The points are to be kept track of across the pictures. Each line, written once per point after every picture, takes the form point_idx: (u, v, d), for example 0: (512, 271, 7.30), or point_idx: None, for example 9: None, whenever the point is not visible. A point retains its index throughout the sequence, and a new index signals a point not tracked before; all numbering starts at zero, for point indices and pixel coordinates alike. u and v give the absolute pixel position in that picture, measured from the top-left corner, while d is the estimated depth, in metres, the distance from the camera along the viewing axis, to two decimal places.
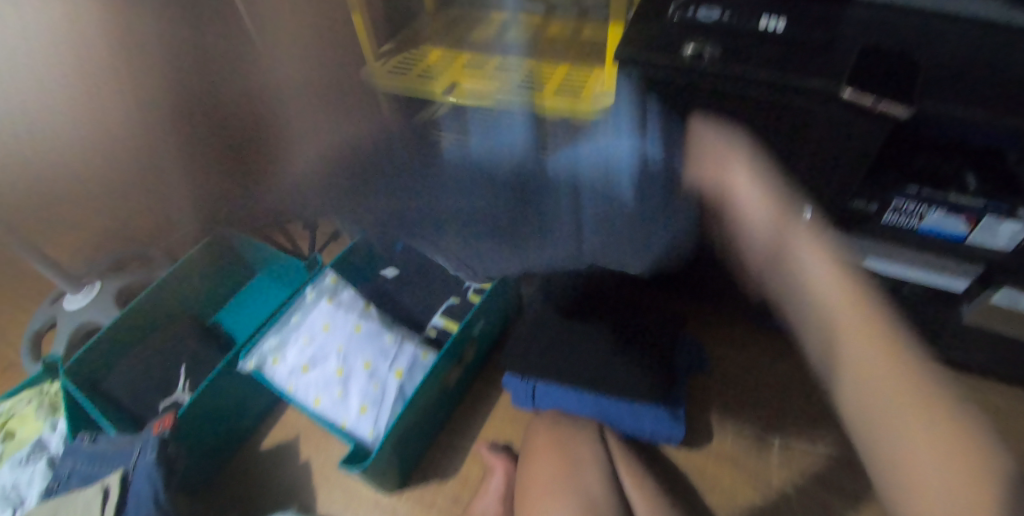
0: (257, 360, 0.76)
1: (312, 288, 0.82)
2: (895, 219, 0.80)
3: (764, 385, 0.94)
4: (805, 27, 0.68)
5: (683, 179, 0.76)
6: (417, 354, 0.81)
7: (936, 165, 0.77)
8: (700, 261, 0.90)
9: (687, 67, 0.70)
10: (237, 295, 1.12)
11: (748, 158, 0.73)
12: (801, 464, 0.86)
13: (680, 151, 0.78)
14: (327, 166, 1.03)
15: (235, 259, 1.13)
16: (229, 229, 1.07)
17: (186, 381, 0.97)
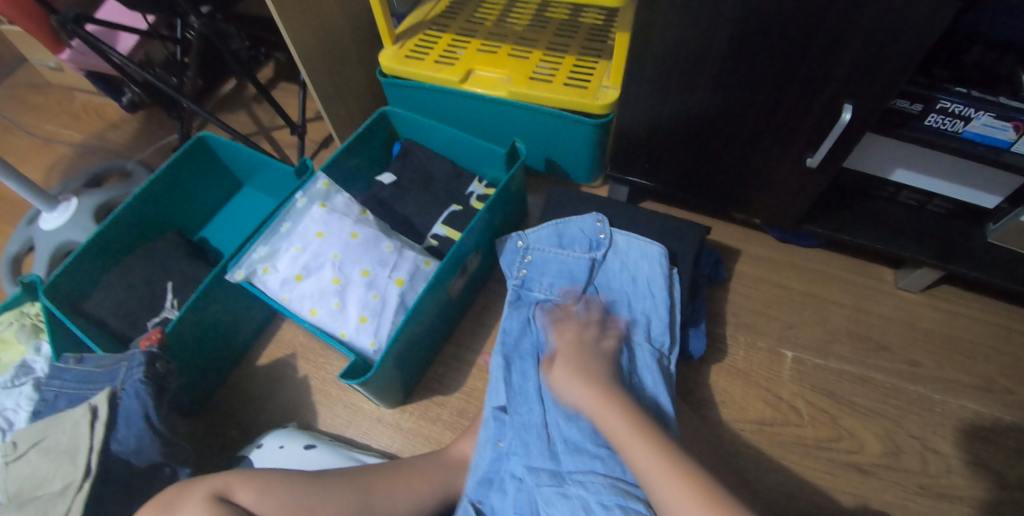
0: (246, 271, 0.72)
1: (302, 193, 0.77)
2: (938, 121, 0.71)
3: (778, 300, 0.91)
4: None
5: (713, 65, 0.70)
6: (418, 263, 0.76)
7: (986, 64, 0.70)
8: (721, 164, 0.84)
9: None
10: (226, 213, 1.07)
11: (777, 47, 0.65)
12: (813, 379, 0.85)
13: (709, 35, 0.67)
14: (304, 64, 0.91)
15: (221, 171, 1.05)
16: (213, 142, 0.99)
17: (174, 298, 0.91)
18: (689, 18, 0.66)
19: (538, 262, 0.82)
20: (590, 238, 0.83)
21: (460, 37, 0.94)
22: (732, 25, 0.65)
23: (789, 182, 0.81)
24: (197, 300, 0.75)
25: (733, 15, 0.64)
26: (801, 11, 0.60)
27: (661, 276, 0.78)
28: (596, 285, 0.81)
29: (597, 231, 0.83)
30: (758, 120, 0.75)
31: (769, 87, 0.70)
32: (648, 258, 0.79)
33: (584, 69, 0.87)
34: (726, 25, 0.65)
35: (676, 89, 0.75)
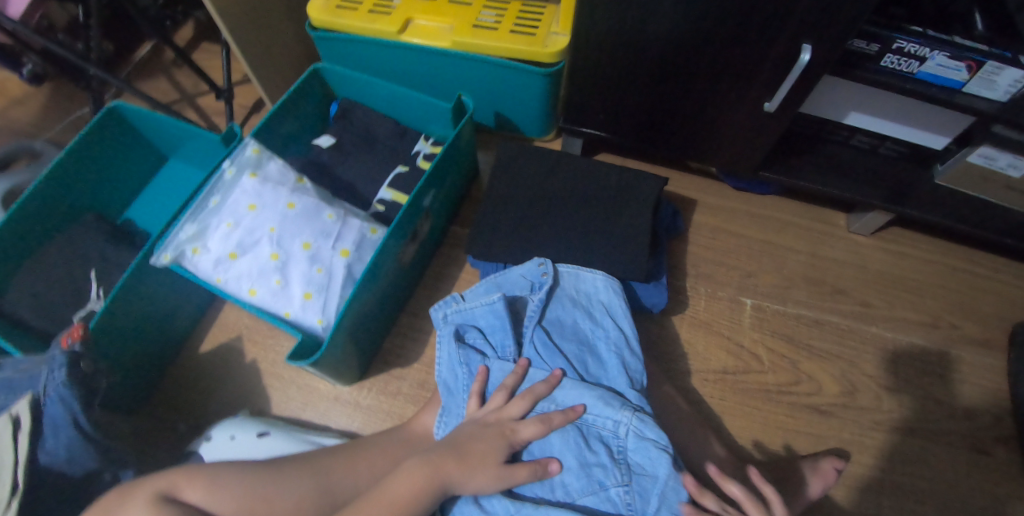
0: (173, 253, 0.65)
1: (230, 163, 0.70)
2: (895, 62, 0.69)
3: (738, 249, 0.91)
4: None
5: (668, 8, 0.66)
6: (364, 229, 0.70)
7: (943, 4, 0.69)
8: (677, 112, 0.80)
9: None
10: (152, 190, 0.97)
11: None
12: (772, 326, 0.86)
13: None
14: (223, 20, 0.82)
15: (140, 144, 0.95)
16: (127, 112, 0.89)
17: (99, 289, 0.83)
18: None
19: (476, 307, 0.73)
20: (532, 280, 0.75)
21: None
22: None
23: (749, 128, 0.78)
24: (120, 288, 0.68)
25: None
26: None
27: (621, 306, 0.74)
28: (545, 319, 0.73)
29: (540, 275, 0.75)
30: (714, 64, 0.71)
31: (727, 29, 0.66)
32: (599, 290, 0.75)
33: (532, 15, 0.81)
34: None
35: (631, 34, 0.71)
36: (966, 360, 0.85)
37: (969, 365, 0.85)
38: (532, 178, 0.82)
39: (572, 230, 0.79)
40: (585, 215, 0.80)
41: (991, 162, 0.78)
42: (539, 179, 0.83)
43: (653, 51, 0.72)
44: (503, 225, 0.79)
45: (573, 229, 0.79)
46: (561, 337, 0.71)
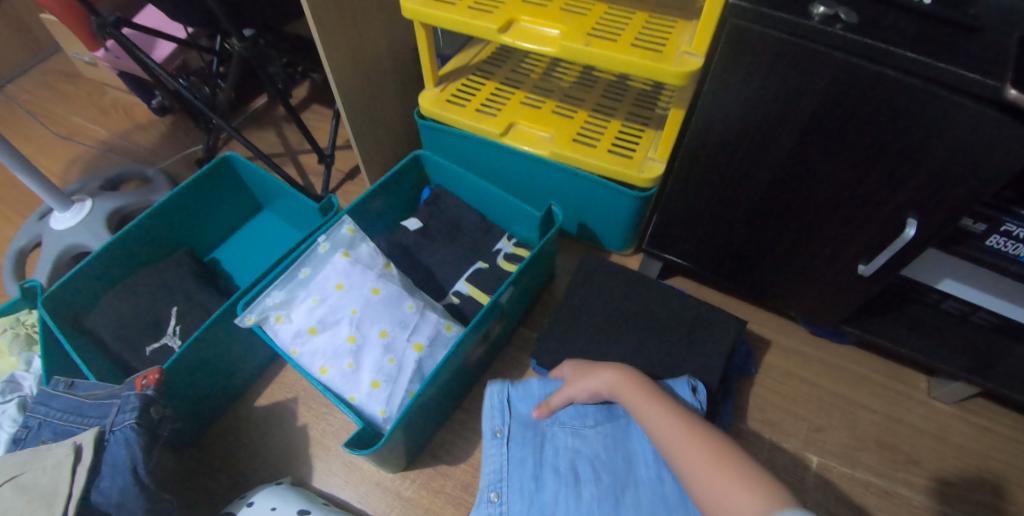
0: (258, 317, 0.68)
1: (326, 239, 0.74)
2: (999, 243, 0.66)
3: (807, 397, 0.87)
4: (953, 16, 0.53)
5: (773, 160, 0.67)
6: (440, 325, 0.71)
7: None
8: (765, 253, 0.80)
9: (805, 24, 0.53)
10: (242, 236, 1.03)
11: (843, 153, 0.62)
12: (837, 490, 0.80)
13: (775, 129, 0.64)
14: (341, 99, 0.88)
15: (242, 193, 1.01)
16: (238, 163, 0.96)
17: (176, 326, 0.85)
18: (757, 110, 0.63)
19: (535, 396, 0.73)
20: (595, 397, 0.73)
21: (504, 88, 0.93)
22: (800, 125, 0.62)
23: (836, 280, 0.77)
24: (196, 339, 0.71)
25: (802, 118, 0.61)
26: (876, 121, 0.57)
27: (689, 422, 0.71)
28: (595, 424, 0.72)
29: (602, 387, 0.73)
30: (811, 218, 0.71)
31: (830, 189, 0.67)
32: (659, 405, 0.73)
33: (630, 138, 0.85)
34: (793, 125, 0.62)
35: (731, 176, 0.72)
36: None
37: None
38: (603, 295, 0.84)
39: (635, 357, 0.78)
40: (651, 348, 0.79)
41: None
42: (612, 299, 0.83)
43: (751, 195, 0.73)
44: (572, 339, 0.80)
45: (641, 356, 0.78)
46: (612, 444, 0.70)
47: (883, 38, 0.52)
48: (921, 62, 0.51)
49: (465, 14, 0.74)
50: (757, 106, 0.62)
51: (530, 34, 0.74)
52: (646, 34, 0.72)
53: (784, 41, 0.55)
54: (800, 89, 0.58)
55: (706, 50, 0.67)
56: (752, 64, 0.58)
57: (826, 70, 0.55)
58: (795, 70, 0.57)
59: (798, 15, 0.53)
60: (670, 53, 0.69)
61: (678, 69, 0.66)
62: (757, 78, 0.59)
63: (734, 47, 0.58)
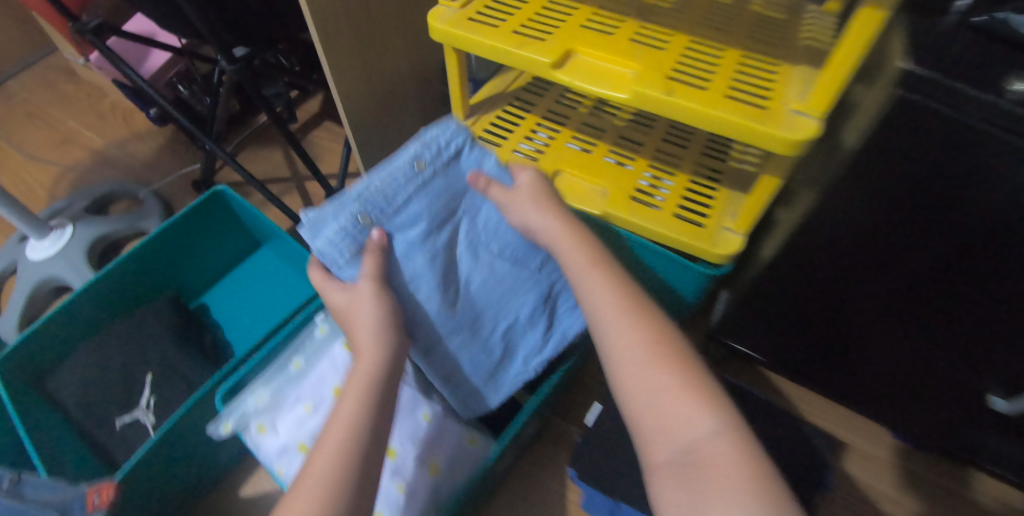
0: (235, 424, 0.56)
1: (325, 321, 0.61)
2: None
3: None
4: None
5: (902, 268, 0.52)
6: (462, 438, 0.61)
7: None
8: (861, 360, 0.66)
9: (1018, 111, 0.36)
10: (236, 277, 0.90)
11: (1006, 276, 0.47)
12: None
13: (915, 231, 0.48)
14: (351, 132, 0.74)
15: (238, 230, 0.88)
16: (231, 199, 0.82)
17: (151, 397, 0.72)
18: (899, 205, 0.47)
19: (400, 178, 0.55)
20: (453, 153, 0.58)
21: (548, 122, 0.78)
22: (956, 238, 0.47)
23: (949, 391, 0.63)
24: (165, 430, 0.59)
25: (965, 224, 0.45)
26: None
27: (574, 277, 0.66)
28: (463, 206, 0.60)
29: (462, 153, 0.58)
30: (937, 333, 0.57)
31: (976, 311, 0.52)
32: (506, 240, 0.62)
33: (700, 198, 0.70)
34: (951, 230, 0.46)
35: (842, 272, 0.56)
36: None
37: None
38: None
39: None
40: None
41: None
42: None
43: (859, 300, 0.58)
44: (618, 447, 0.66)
45: None
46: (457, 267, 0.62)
47: None
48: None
49: (509, 42, 0.59)
50: (902, 201, 0.46)
51: (590, 72, 0.58)
52: (740, 82, 0.57)
53: (967, 126, 0.38)
54: (970, 194, 0.42)
55: (826, 112, 0.52)
56: (911, 151, 0.42)
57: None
58: (971, 176, 0.41)
59: (986, 89, 0.36)
60: (777, 111, 0.54)
61: (787, 135, 0.51)
62: (911, 168, 0.43)
63: (884, 126, 0.41)
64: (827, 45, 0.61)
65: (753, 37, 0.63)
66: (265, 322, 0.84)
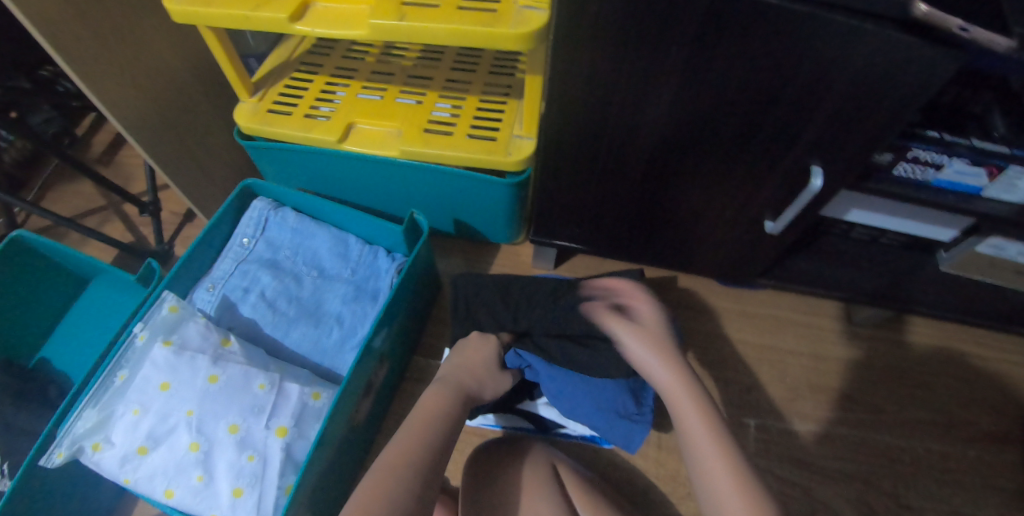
0: (69, 451, 0.56)
1: (142, 328, 0.60)
2: (908, 170, 0.62)
3: (736, 359, 0.83)
4: None
5: (652, 122, 0.58)
6: (304, 394, 0.60)
7: (951, 106, 0.61)
8: (669, 224, 0.74)
9: None
10: (73, 323, 0.85)
11: (731, 107, 0.54)
12: (782, 447, 0.77)
13: (649, 88, 0.54)
14: (129, 136, 0.71)
15: (57, 275, 0.83)
16: (37, 245, 0.77)
17: (3, 464, 0.71)
18: (627, 71, 0.52)
19: (225, 230, 0.73)
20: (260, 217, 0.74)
21: (335, 79, 0.78)
22: (678, 85, 0.53)
23: (738, 233, 0.72)
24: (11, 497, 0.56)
25: (680, 73, 0.51)
26: (761, 59, 0.48)
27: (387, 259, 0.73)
28: (272, 247, 0.73)
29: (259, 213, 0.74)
30: (705, 176, 0.64)
31: (727, 145, 0.59)
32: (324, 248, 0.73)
33: (492, 114, 0.73)
34: (671, 79, 0.52)
35: (613, 145, 0.62)
36: (985, 461, 0.77)
37: (989, 467, 0.77)
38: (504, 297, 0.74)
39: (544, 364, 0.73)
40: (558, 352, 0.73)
41: (1000, 251, 0.71)
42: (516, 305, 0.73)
43: (637, 166, 0.64)
44: None
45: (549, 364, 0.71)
46: (280, 291, 0.70)
47: None
48: None
49: (244, 6, 0.58)
50: (625, 62, 0.51)
51: (330, 17, 0.58)
52: None
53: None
54: (667, 45, 0.49)
55: (549, 3, 0.56)
56: (610, 13, 0.47)
57: (697, 9, 0.45)
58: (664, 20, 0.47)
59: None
60: (507, 12, 0.56)
61: (518, 31, 0.55)
62: (614, 35, 0.49)
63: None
64: None
65: None
66: None
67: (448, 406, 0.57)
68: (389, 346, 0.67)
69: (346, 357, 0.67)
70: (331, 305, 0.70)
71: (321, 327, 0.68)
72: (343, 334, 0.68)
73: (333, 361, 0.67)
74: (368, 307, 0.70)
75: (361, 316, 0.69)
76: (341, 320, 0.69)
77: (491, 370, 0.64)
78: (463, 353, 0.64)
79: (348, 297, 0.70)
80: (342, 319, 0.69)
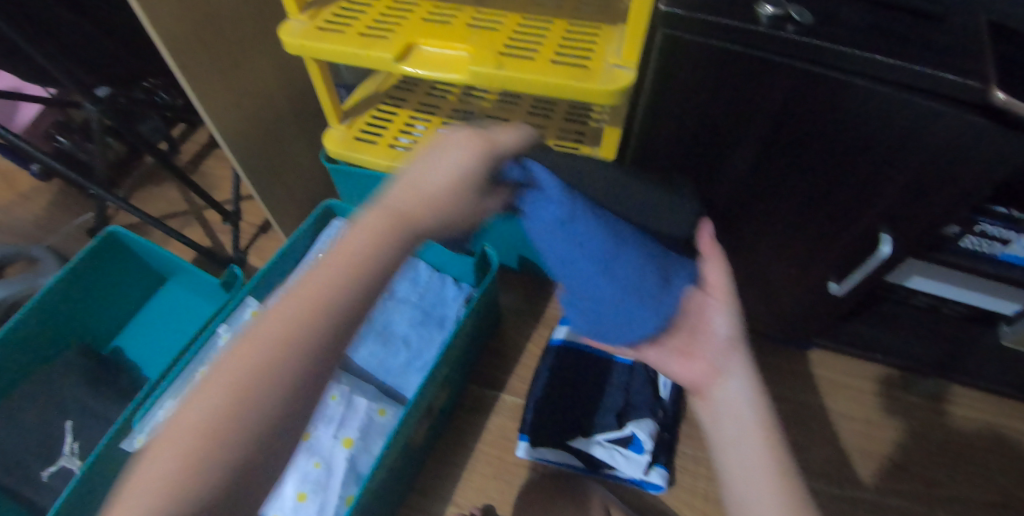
0: None
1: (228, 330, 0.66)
2: (977, 244, 0.63)
3: (786, 415, 0.83)
4: (888, 17, 0.48)
5: (726, 177, 0.61)
6: (370, 409, 0.63)
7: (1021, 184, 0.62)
8: (729, 273, 0.76)
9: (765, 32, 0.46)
10: (146, 318, 0.90)
11: (804, 169, 0.57)
12: (832, 512, 0.76)
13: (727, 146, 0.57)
14: (230, 150, 0.78)
15: (138, 271, 0.89)
16: (127, 240, 0.84)
17: (75, 443, 0.75)
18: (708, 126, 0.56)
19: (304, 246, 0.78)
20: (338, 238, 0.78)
21: (418, 114, 0.84)
22: (756, 144, 0.56)
23: (796, 291, 0.74)
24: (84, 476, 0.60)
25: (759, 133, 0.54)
26: (839, 131, 0.51)
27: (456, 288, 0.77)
28: None
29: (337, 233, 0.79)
30: (770, 233, 0.66)
31: (797, 206, 0.61)
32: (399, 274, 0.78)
33: (565, 159, 0.77)
34: (747, 140, 0.56)
35: (683, 197, 0.65)
36: None
37: None
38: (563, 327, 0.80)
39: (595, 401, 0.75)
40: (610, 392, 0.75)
41: None
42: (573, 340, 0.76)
43: (706, 219, 0.67)
44: (539, 392, 0.74)
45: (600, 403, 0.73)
46: None
47: (835, 37, 0.46)
48: (891, 67, 0.45)
49: (354, 45, 0.64)
50: (707, 121, 0.55)
51: (432, 60, 0.63)
52: (567, 47, 0.64)
53: (726, 51, 0.49)
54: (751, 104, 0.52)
55: (637, 63, 0.60)
56: (698, 72, 0.51)
57: (783, 75, 0.49)
58: (750, 84, 0.51)
59: (741, 19, 0.47)
60: (598, 68, 0.61)
61: (606, 87, 0.58)
62: (702, 96, 0.53)
63: (673, 63, 0.51)
64: None
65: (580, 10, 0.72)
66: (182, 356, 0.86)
67: (386, 254, 0.36)
68: (449, 372, 0.70)
69: (410, 377, 0.69)
70: (398, 326, 0.73)
71: (386, 346, 0.71)
72: (408, 356, 0.71)
73: (396, 377, 0.69)
74: (432, 331, 0.73)
75: (426, 339, 0.72)
76: (407, 340, 0.72)
77: (473, 189, 0.39)
78: (447, 156, 0.38)
79: (416, 320, 0.74)
80: (409, 341, 0.72)
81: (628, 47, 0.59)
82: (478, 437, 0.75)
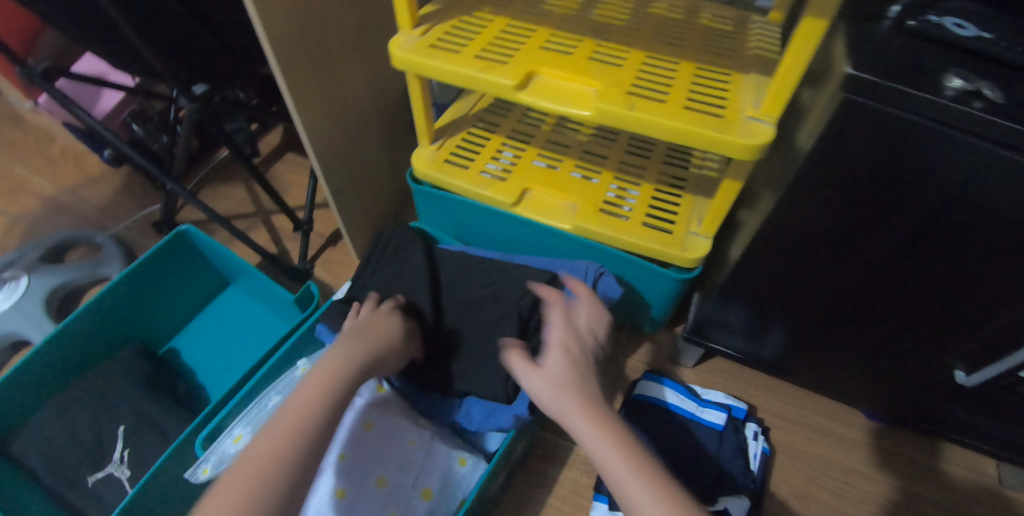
0: (214, 468, 0.60)
1: (307, 362, 0.68)
2: None
3: (876, 502, 0.76)
4: None
5: (864, 250, 0.56)
6: (452, 460, 0.63)
7: None
8: (837, 343, 0.70)
9: (959, 104, 0.42)
10: (203, 320, 0.87)
11: (961, 252, 0.51)
12: None
13: (876, 218, 0.52)
14: (318, 160, 0.75)
15: (202, 272, 0.86)
16: (197, 239, 0.81)
17: (125, 450, 0.70)
18: (858, 198, 0.51)
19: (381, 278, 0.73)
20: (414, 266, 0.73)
21: (512, 140, 0.80)
22: (909, 222, 0.51)
23: (911, 368, 0.68)
24: (137, 492, 0.58)
25: (918, 211, 0.50)
26: (1015, 232, 0.47)
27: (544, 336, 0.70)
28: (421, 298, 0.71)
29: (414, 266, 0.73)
30: (899, 311, 0.61)
31: (940, 288, 0.56)
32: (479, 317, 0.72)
33: (668, 206, 0.73)
34: (900, 218, 0.51)
35: (809, 266, 0.61)
36: None
37: None
38: (643, 383, 0.80)
39: (679, 466, 0.72)
40: (696, 458, 0.72)
41: None
42: None
43: (828, 290, 0.62)
44: None
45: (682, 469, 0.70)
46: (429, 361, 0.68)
47: None
48: None
49: (471, 67, 0.60)
50: (862, 194, 0.51)
51: (553, 92, 0.59)
52: (698, 93, 0.60)
53: (905, 120, 0.44)
54: (919, 179, 0.47)
55: (777, 117, 0.56)
56: (864, 139, 0.46)
57: (964, 154, 0.44)
58: (920, 160, 0.46)
59: (928, 89, 0.43)
60: (734, 120, 0.57)
61: (746, 141, 0.54)
62: (863, 167, 0.49)
63: (839, 125, 0.46)
64: (774, 53, 0.68)
65: (704, 52, 0.68)
66: (239, 365, 0.82)
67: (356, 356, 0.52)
68: (530, 422, 0.65)
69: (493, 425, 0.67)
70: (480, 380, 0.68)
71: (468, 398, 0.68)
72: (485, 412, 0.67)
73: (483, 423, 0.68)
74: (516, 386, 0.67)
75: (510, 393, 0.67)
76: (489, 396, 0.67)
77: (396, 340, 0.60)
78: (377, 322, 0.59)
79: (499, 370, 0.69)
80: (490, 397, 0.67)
81: (771, 100, 0.55)
82: (547, 491, 0.70)
